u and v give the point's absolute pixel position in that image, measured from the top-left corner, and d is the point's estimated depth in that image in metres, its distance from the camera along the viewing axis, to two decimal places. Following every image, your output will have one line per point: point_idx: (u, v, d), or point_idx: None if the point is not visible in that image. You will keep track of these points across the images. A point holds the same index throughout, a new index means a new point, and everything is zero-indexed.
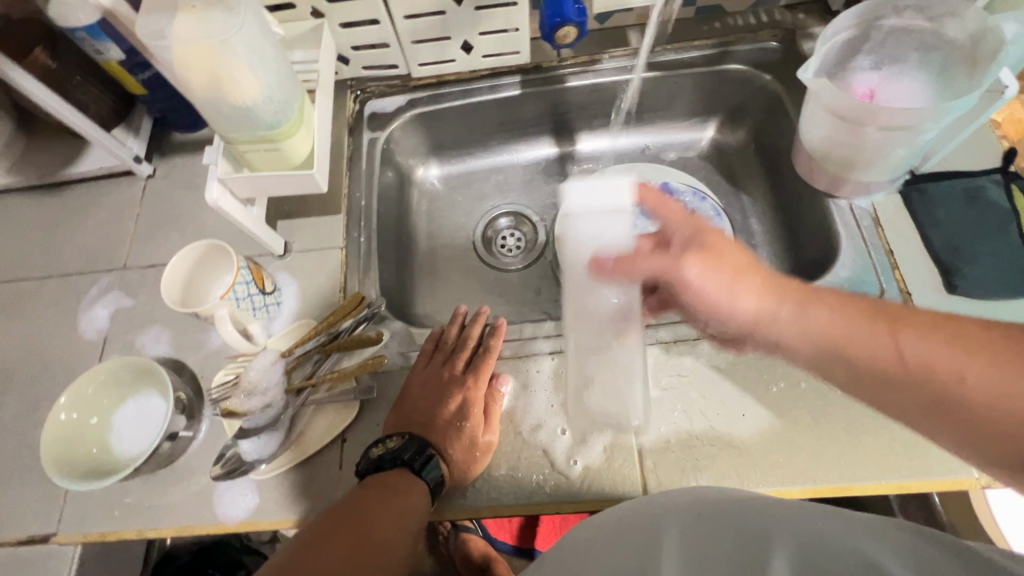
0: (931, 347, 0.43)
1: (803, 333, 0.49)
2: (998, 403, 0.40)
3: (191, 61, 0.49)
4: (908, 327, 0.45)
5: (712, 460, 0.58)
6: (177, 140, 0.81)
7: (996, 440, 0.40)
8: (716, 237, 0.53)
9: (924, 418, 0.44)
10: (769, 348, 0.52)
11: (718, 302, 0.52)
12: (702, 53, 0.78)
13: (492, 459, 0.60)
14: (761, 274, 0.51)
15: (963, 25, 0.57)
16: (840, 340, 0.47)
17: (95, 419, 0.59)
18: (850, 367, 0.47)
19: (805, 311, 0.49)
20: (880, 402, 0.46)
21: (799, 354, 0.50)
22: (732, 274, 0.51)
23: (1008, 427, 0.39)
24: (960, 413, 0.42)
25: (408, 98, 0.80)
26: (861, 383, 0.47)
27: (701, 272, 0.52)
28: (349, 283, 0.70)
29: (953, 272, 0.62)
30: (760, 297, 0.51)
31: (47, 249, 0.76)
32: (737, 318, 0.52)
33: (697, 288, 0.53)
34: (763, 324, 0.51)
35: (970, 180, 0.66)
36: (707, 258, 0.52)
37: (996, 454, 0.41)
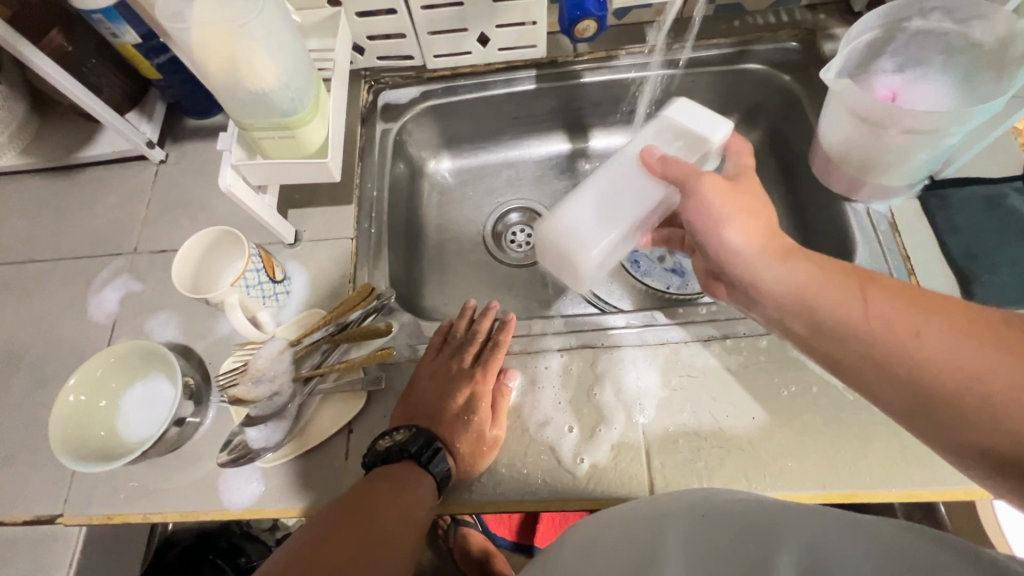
0: (894, 308, 0.43)
1: (779, 279, 0.50)
2: (946, 361, 0.39)
3: (209, 46, 0.49)
4: (880, 288, 0.45)
5: (720, 462, 0.57)
6: (190, 126, 0.81)
7: (932, 401, 0.40)
8: (748, 181, 0.58)
9: (871, 377, 0.44)
10: (748, 294, 0.53)
11: (714, 233, 0.54)
12: (721, 51, 0.77)
13: (499, 454, 0.60)
14: (761, 221, 0.53)
15: (991, 28, 0.56)
16: (812, 290, 0.47)
17: (103, 402, 0.59)
18: (814, 319, 0.47)
19: (786, 261, 0.50)
20: (836, 356, 0.46)
21: (769, 301, 0.51)
22: (734, 211, 0.54)
23: (947, 392, 0.39)
24: (907, 375, 0.41)
25: (422, 90, 0.80)
26: (822, 332, 0.47)
27: (715, 189, 0.55)
28: (359, 274, 0.70)
29: (971, 279, 0.61)
30: (751, 238, 0.52)
31: (58, 231, 0.76)
32: (726, 254, 0.54)
33: (701, 212, 0.55)
34: (745, 264, 0.52)
35: (991, 187, 0.65)
36: (731, 186, 0.56)
37: (933, 414, 0.40)
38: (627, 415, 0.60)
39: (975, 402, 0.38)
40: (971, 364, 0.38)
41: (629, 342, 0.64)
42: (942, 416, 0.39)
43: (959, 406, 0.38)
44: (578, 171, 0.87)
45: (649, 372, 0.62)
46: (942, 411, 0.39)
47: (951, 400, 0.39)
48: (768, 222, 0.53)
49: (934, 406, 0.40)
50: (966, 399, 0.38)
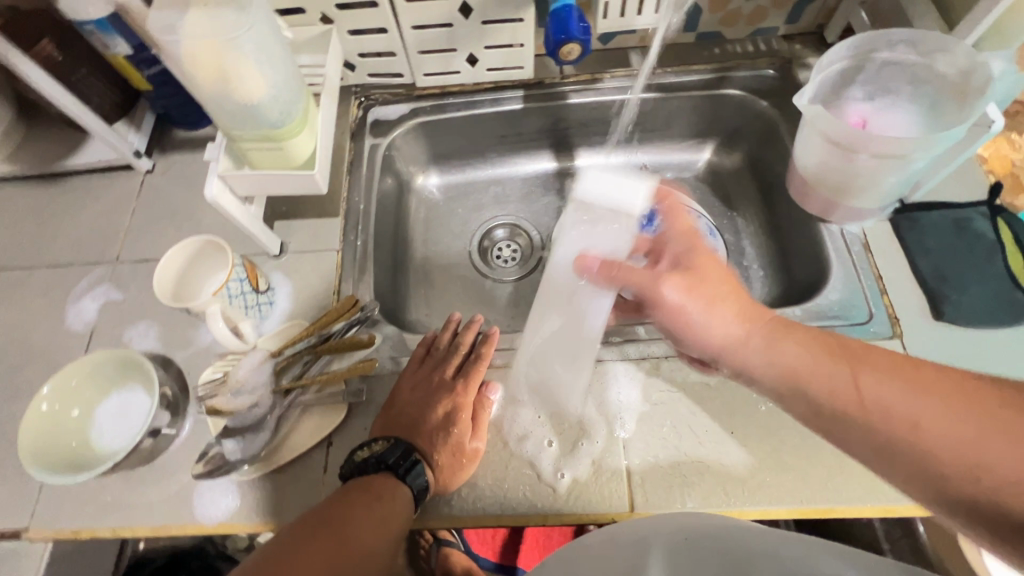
0: (889, 389, 0.44)
1: (768, 365, 0.49)
2: (950, 445, 0.40)
3: (198, 60, 0.49)
4: (871, 369, 0.45)
5: (699, 477, 0.58)
6: (179, 137, 0.82)
7: (946, 486, 0.40)
8: (706, 260, 0.55)
9: (878, 461, 0.44)
10: (734, 377, 0.53)
11: (694, 324, 0.53)
12: (701, 77, 0.80)
13: (479, 466, 0.59)
14: (736, 304, 0.52)
15: (954, 61, 0.58)
16: (804, 377, 0.47)
17: (76, 412, 0.58)
18: (812, 405, 0.47)
19: (775, 344, 0.50)
20: (837, 439, 0.46)
21: (764, 384, 0.50)
22: (707, 303, 0.52)
23: (963, 478, 0.40)
24: (916, 461, 0.42)
25: (411, 107, 0.82)
26: (818, 420, 0.47)
27: (678, 284, 0.54)
28: (344, 286, 0.70)
29: (941, 299, 0.63)
30: (736, 325, 0.52)
31: (38, 239, 0.76)
32: (710, 341, 0.53)
33: (670, 307, 0.54)
34: (730, 352, 0.52)
35: (957, 211, 0.68)
36: (684, 277, 0.54)
37: (930, 493, 0.42)
38: (608, 429, 0.61)
39: (993, 487, 0.38)
40: (980, 452, 0.39)
41: (610, 357, 0.64)
42: (945, 491, 0.41)
43: (964, 489, 0.40)
44: (563, 190, 0.89)
45: (631, 387, 0.63)
46: (944, 491, 0.41)
47: (959, 482, 0.40)
48: (740, 308, 0.52)
49: (955, 491, 0.40)
50: (972, 483, 0.39)
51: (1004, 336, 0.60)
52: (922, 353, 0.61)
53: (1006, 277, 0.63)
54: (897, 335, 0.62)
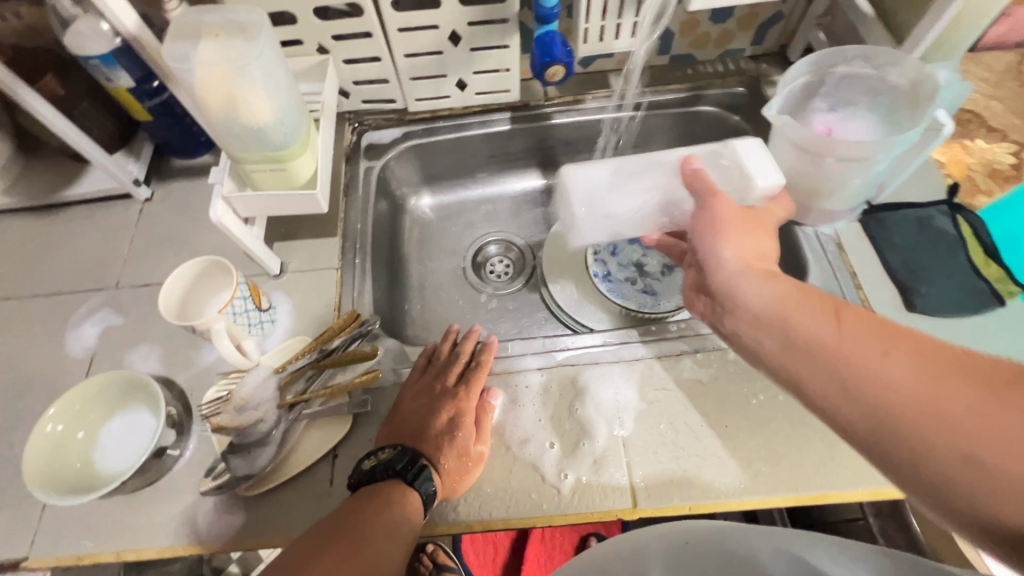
0: (868, 335, 0.42)
1: (757, 296, 0.51)
2: (920, 396, 0.37)
3: (209, 86, 0.51)
4: (853, 317, 0.44)
5: (698, 471, 0.60)
6: (177, 166, 0.84)
7: (899, 435, 0.38)
8: (762, 216, 0.60)
9: (830, 400, 0.42)
10: (727, 309, 0.54)
11: (709, 250, 0.57)
12: (677, 95, 0.85)
13: (484, 470, 0.61)
14: (758, 242, 0.57)
15: (904, 72, 0.64)
16: (789, 309, 0.48)
17: (81, 434, 0.58)
18: (788, 338, 0.47)
19: (770, 282, 0.51)
20: (798, 370, 0.46)
21: (745, 315, 0.51)
22: (739, 232, 0.57)
23: (915, 427, 0.37)
24: (869, 401, 0.40)
25: (403, 131, 0.85)
26: (793, 355, 0.46)
27: (727, 211, 0.59)
28: (344, 303, 0.72)
29: (912, 292, 0.67)
30: (742, 258, 0.55)
31: (36, 268, 0.76)
32: (718, 266, 0.55)
33: (709, 228, 0.58)
34: (728, 278, 0.54)
35: (921, 210, 0.72)
36: (740, 208, 0.59)
37: (901, 454, 0.38)
38: (607, 429, 0.62)
39: (938, 436, 0.35)
40: (953, 407, 0.35)
41: (606, 359, 0.67)
42: (921, 453, 0.36)
43: (938, 448, 0.36)
44: (551, 207, 0.94)
45: (627, 387, 0.65)
46: (916, 451, 0.37)
47: (927, 438, 0.36)
48: (765, 247, 0.57)
49: (900, 443, 0.38)
50: (940, 441, 0.35)
51: (972, 325, 0.64)
52: None
53: (969, 269, 0.68)
54: None
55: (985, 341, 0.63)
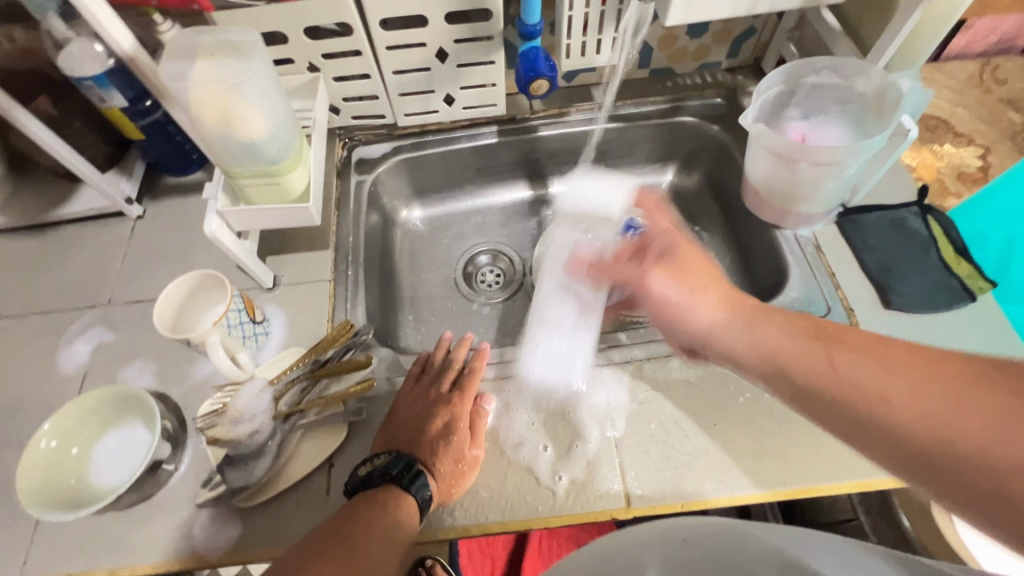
0: (864, 365, 0.43)
1: (748, 346, 0.51)
2: (930, 424, 0.38)
3: (205, 104, 0.53)
4: (845, 348, 0.45)
5: (689, 468, 0.61)
6: (168, 184, 0.85)
7: (928, 468, 0.38)
8: (687, 254, 0.58)
9: (858, 441, 0.43)
10: (723, 363, 0.55)
11: (681, 313, 0.56)
12: (658, 107, 0.89)
13: (478, 475, 0.61)
14: (719, 291, 0.55)
15: (869, 81, 0.67)
16: (783, 357, 0.48)
17: (75, 449, 0.58)
18: (792, 385, 0.47)
19: (755, 328, 0.51)
20: (812, 416, 0.46)
21: (745, 367, 0.52)
22: (693, 288, 0.56)
23: (940, 459, 0.38)
24: (888, 438, 0.40)
25: (393, 145, 0.87)
26: (801, 400, 0.47)
27: (664, 289, 0.57)
28: (338, 314, 0.73)
29: (888, 290, 0.70)
30: (716, 312, 0.54)
31: (27, 287, 0.76)
32: (697, 328, 0.55)
33: (660, 297, 0.57)
34: (715, 336, 0.54)
35: (893, 212, 0.75)
36: (671, 270, 0.57)
37: (933, 483, 0.39)
38: (599, 430, 0.64)
39: (968, 467, 0.36)
40: (963, 430, 0.37)
41: (596, 362, 0.68)
42: (952, 483, 0.37)
43: (964, 476, 0.36)
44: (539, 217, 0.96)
45: (618, 389, 0.66)
46: (947, 480, 0.37)
47: (951, 467, 0.37)
48: (727, 290, 0.55)
49: (931, 474, 0.38)
50: (962, 468, 0.36)
51: (944, 320, 0.67)
52: None
53: (939, 266, 0.71)
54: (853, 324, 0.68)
55: (957, 335, 0.66)
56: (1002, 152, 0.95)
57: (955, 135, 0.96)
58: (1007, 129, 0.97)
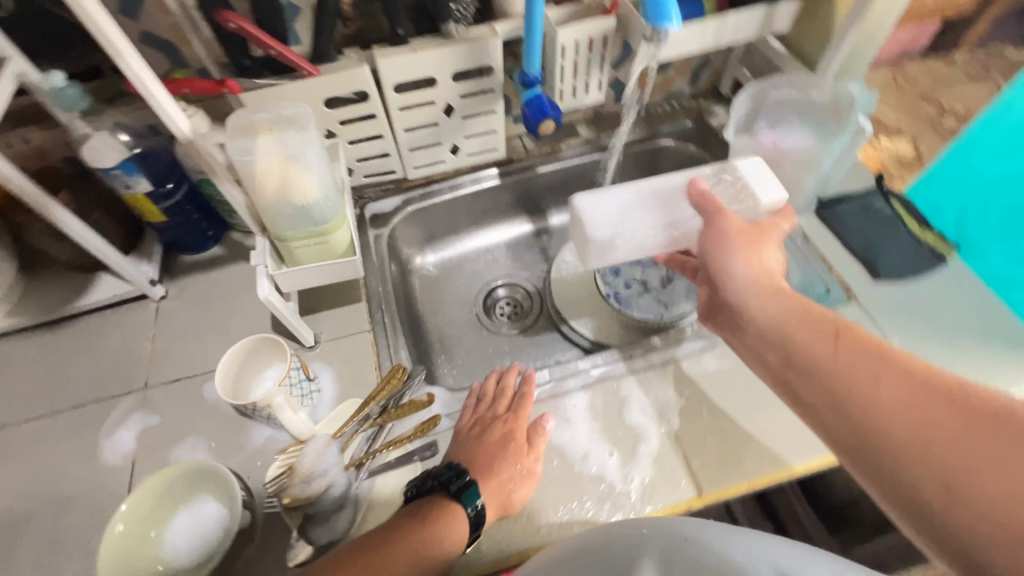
0: (863, 358, 0.47)
1: (766, 313, 0.55)
2: (903, 415, 0.42)
3: (266, 176, 0.57)
4: (852, 340, 0.48)
5: (745, 449, 0.66)
6: (186, 262, 0.85)
7: (884, 454, 0.42)
8: (766, 224, 0.63)
9: (823, 407, 0.48)
10: (734, 323, 0.59)
11: (721, 262, 0.60)
12: (637, 135, 0.98)
13: (554, 490, 0.64)
14: (762, 255, 0.60)
15: (824, 91, 0.79)
16: (789, 330, 0.53)
17: (153, 532, 0.57)
18: (788, 354, 0.52)
19: (777, 299, 0.55)
20: (795, 384, 0.51)
21: (753, 329, 0.56)
22: (743, 245, 0.60)
23: (901, 454, 0.41)
24: (858, 422, 0.44)
25: (403, 198, 0.92)
26: (789, 367, 0.52)
27: (738, 226, 0.61)
28: (384, 360, 0.75)
29: (875, 264, 0.79)
30: (754, 273, 0.58)
31: (54, 385, 0.75)
32: (729, 282, 0.59)
33: (722, 237, 0.61)
34: (738, 290, 0.58)
35: (861, 198, 0.86)
36: (737, 225, 0.61)
37: (869, 457, 0.43)
38: (656, 428, 0.68)
39: (928, 460, 0.40)
40: (932, 428, 0.40)
41: (638, 368, 0.73)
42: (895, 469, 0.41)
43: (913, 465, 0.40)
44: (543, 247, 1.03)
45: (664, 388, 0.71)
46: (891, 461, 0.42)
47: (908, 457, 0.41)
48: (772, 258, 0.60)
49: (885, 460, 0.42)
50: (916, 457, 0.40)
51: (924, 284, 0.77)
52: (874, 310, 0.76)
53: (910, 238, 0.81)
54: (852, 298, 0.77)
55: (936, 295, 0.76)
56: (928, 139, 1.10)
57: (886, 130, 1.11)
58: (925, 120, 1.13)
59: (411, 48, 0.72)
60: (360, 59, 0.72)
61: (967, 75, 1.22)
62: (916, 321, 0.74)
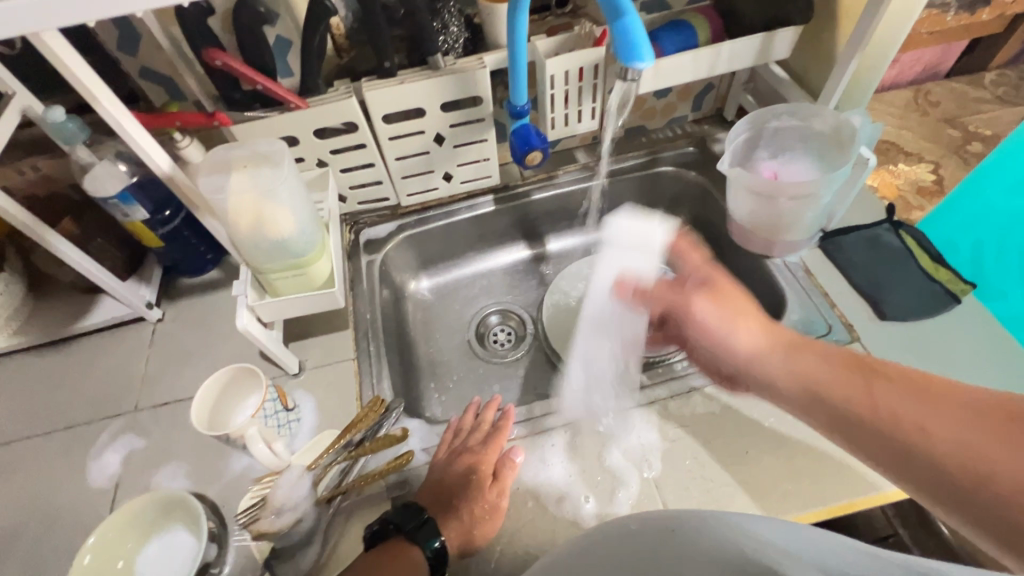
0: (902, 399, 0.44)
1: (785, 372, 0.52)
2: (958, 450, 0.39)
3: (244, 212, 0.59)
4: (884, 381, 0.46)
5: (731, 498, 0.63)
6: (183, 285, 0.87)
7: (959, 493, 0.39)
8: (725, 282, 0.61)
9: (884, 461, 0.44)
10: (759, 391, 0.55)
11: (719, 335, 0.58)
12: (636, 161, 0.96)
13: (526, 533, 0.62)
14: (757, 319, 0.57)
15: (825, 120, 0.75)
16: (819, 388, 0.49)
17: (120, 563, 0.59)
18: (828, 411, 0.48)
19: (794, 355, 0.53)
20: (853, 447, 0.47)
21: (780, 395, 0.53)
22: (733, 317, 0.58)
23: (976, 491, 0.38)
24: (927, 469, 0.41)
25: (397, 224, 0.92)
26: (836, 424, 0.48)
27: (710, 310, 0.59)
28: (365, 390, 0.74)
29: (880, 302, 0.75)
30: (754, 340, 0.56)
31: (50, 404, 0.77)
32: (733, 352, 0.57)
33: (701, 324, 0.59)
34: (750, 361, 0.55)
35: (870, 230, 0.82)
36: (713, 294, 0.60)
37: (956, 507, 0.39)
38: (638, 473, 0.65)
39: (1000, 494, 0.36)
40: (994, 456, 0.37)
41: (623, 407, 0.70)
42: (980, 510, 0.37)
43: (994, 505, 0.36)
44: (540, 273, 1.01)
45: (649, 430, 0.68)
46: (970, 503, 0.38)
47: (983, 497, 0.37)
48: (762, 315, 0.58)
49: (962, 502, 0.39)
50: (991, 492, 0.37)
51: (935, 326, 0.72)
52: (878, 351, 0.71)
53: (922, 274, 0.77)
54: (855, 338, 0.73)
55: (948, 339, 0.71)
56: (951, 165, 1.04)
57: (906, 155, 1.06)
58: (949, 144, 1.07)
59: (398, 79, 0.73)
60: (348, 91, 0.72)
61: (997, 96, 1.15)
62: (923, 366, 0.69)
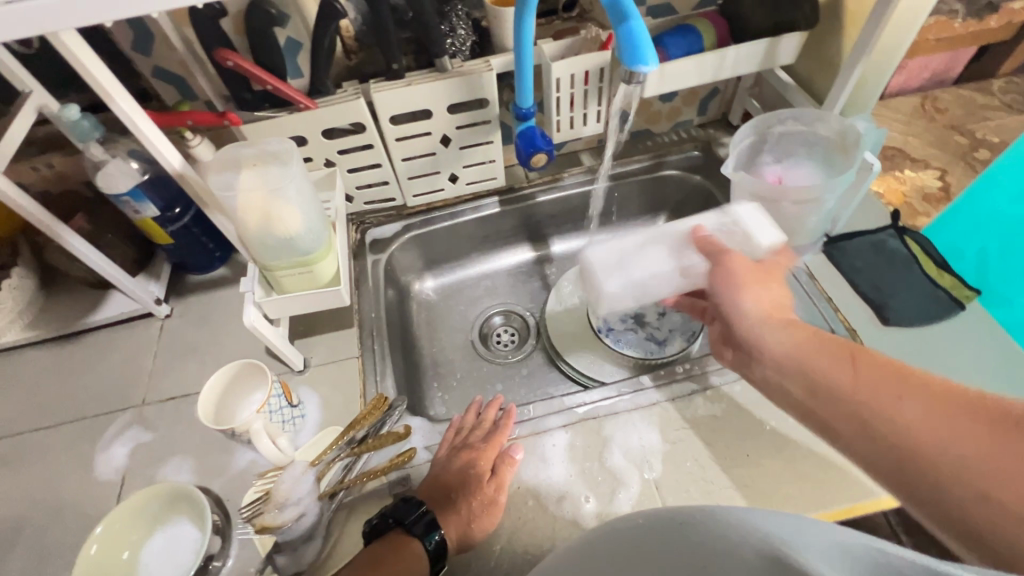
0: (881, 379, 0.42)
1: (779, 344, 0.52)
2: (926, 430, 0.37)
3: (253, 209, 0.60)
4: (869, 363, 0.44)
5: (731, 500, 0.63)
6: (192, 282, 0.88)
7: (918, 472, 0.37)
8: (773, 266, 0.61)
9: (852, 440, 0.43)
10: (753, 358, 0.55)
11: (728, 295, 0.58)
12: (641, 165, 0.96)
13: (526, 532, 0.62)
14: (775, 292, 0.57)
15: (831, 125, 0.76)
16: (808, 361, 0.48)
17: (126, 554, 0.60)
18: (810, 385, 0.47)
19: (793, 331, 0.52)
20: (825, 423, 0.46)
21: (770, 363, 0.52)
22: (752, 280, 0.58)
23: (933, 470, 0.36)
24: (892, 445, 0.39)
25: (403, 224, 0.93)
26: (814, 399, 0.47)
27: (742, 265, 0.59)
28: (369, 388, 0.75)
29: (884, 308, 0.75)
30: (764, 304, 0.56)
31: (59, 397, 0.78)
32: (737, 308, 0.57)
33: (727, 274, 0.59)
34: (750, 325, 0.55)
35: (874, 235, 0.82)
36: (752, 264, 0.60)
37: (914, 488, 0.37)
38: (639, 474, 0.65)
39: (959, 475, 0.34)
40: (958, 437, 0.35)
41: (624, 408, 0.71)
42: (936, 492, 0.35)
43: (948, 483, 0.34)
44: (544, 275, 1.02)
45: (650, 431, 0.69)
46: (928, 484, 0.36)
47: (941, 477, 0.35)
48: (783, 295, 0.58)
49: (921, 479, 0.36)
50: (950, 474, 0.34)
51: (938, 332, 0.72)
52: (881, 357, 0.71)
53: (926, 281, 0.77)
54: (858, 343, 0.73)
55: (950, 345, 0.71)
56: (957, 172, 1.04)
57: (912, 161, 1.05)
58: (956, 152, 1.07)
59: (406, 81, 0.74)
60: (357, 92, 0.73)
61: (1004, 104, 1.15)
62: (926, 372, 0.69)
